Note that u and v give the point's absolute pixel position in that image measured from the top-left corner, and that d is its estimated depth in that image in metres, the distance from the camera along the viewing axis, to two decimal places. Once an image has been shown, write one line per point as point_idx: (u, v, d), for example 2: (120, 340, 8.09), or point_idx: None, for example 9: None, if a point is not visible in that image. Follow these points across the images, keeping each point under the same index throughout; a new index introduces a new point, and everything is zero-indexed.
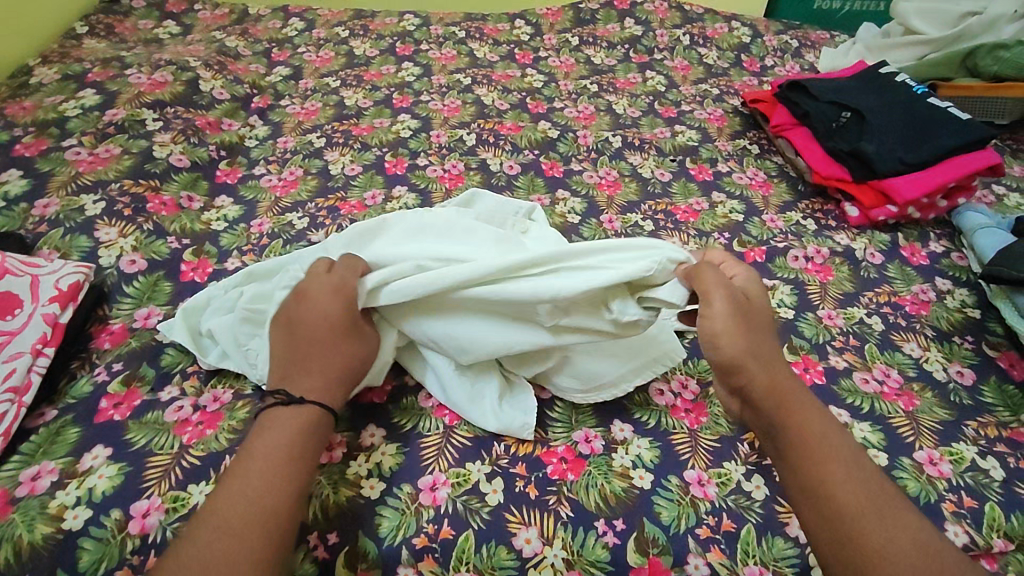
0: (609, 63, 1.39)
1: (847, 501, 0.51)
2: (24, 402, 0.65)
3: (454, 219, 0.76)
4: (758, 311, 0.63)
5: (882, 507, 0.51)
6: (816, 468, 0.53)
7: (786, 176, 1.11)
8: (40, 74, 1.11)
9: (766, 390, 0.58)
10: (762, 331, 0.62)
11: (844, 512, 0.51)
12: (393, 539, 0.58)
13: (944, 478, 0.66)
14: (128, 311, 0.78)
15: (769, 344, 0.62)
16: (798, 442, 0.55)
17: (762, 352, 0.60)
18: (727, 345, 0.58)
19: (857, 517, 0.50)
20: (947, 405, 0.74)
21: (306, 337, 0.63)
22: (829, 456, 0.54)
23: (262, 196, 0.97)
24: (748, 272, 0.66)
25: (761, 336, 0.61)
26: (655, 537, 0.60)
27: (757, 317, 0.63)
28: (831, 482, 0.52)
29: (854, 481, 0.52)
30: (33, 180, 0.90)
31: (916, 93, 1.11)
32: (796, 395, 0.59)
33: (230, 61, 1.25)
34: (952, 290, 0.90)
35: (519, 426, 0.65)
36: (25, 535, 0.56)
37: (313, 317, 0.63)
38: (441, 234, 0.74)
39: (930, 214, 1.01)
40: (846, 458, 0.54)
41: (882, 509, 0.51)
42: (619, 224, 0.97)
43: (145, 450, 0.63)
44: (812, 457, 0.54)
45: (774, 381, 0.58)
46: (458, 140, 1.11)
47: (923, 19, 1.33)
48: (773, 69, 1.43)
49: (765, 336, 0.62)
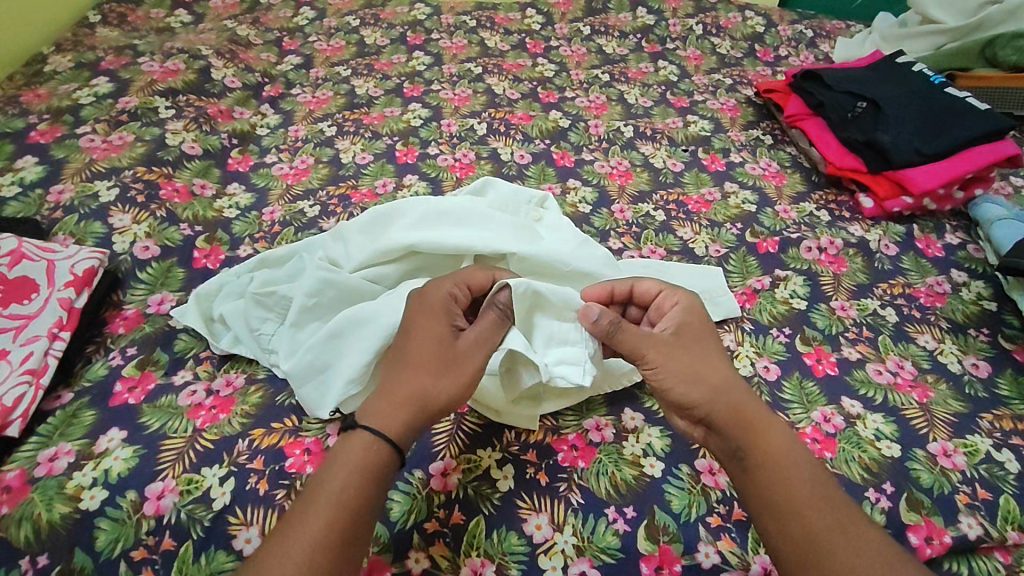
0: (621, 52, 1.38)
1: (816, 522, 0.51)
2: (41, 384, 0.66)
3: (468, 206, 0.76)
4: (695, 328, 0.61)
5: (848, 526, 0.51)
6: (784, 490, 0.53)
7: (800, 167, 1.10)
8: (54, 62, 1.12)
9: (734, 413, 0.56)
10: (715, 349, 0.61)
11: (813, 532, 0.51)
12: (404, 523, 0.59)
13: (958, 470, 0.66)
14: (142, 297, 0.78)
15: (727, 361, 0.60)
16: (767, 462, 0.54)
17: (720, 376, 0.58)
18: (680, 389, 0.57)
19: (825, 537, 0.50)
20: (961, 397, 0.74)
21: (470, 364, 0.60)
22: (794, 473, 0.54)
23: (273, 183, 0.98)
24: (688, 302, 0.63)
25: (715, 358, 0.60)
26: (665, 525, 0.60)
27: (700, 349, 0.60)
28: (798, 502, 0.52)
29: (818, 498, 0.52)
30: (48, 167, 0.90)
31: (933, 83, 1.09)
32: (759, 411, 0.57)
33: (242, 50, 1.25)
34: (968, 282, 0.90)
35: (526, 419, 0.65)
36: (45, 514, 0.57)
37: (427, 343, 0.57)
38: (457, 221, 0.74)
39: (945, 205, 1.00)
40: (810, 472, 0.54)
41: (849, 518, 0.51)
42: (630, 214, 0.96)
43: (159, 433, 0.64)
44: (779, 476, 0.54)
45: (736, 403, 0.57)
46: (469, 130, 1.11)
47: (942, 10, 1.30)
48: (787, 59, 1.41)
49: (720, 353, 0.61)
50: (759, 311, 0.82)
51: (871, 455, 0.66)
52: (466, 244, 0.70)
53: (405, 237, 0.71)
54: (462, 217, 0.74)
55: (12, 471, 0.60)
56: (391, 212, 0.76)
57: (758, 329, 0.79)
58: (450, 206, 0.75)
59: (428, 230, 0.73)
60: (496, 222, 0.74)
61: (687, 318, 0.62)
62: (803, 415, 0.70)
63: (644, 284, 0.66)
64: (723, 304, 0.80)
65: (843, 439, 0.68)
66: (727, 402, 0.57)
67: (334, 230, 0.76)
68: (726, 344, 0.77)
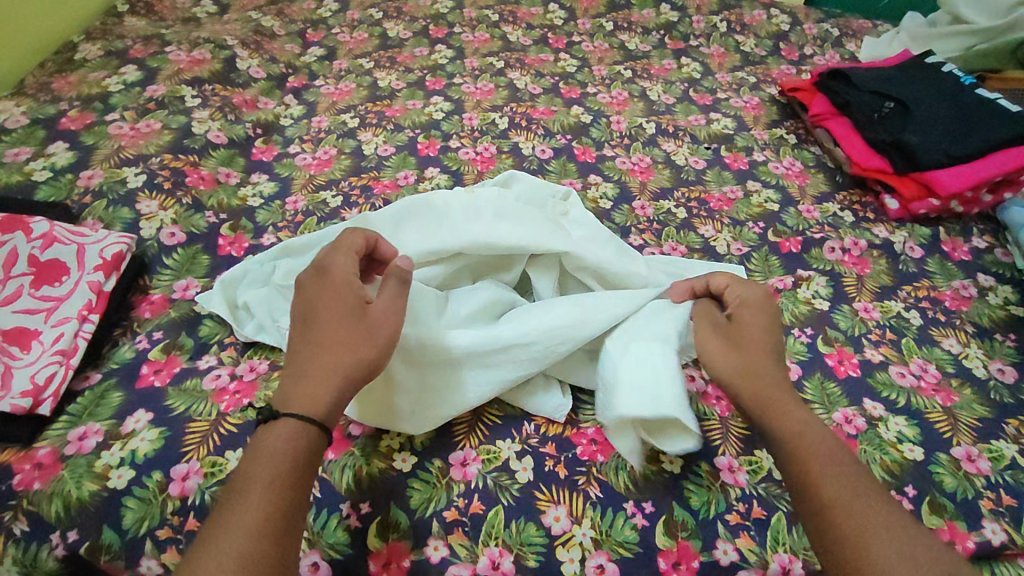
0: (644, 49, 1.37)
1: (833, 495, 0.49)
2: (71, 364, 0.67)
3: (497, 200, 0.76)
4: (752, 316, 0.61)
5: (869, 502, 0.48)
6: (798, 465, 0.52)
7: (824, 167, 1.08)
8: (84, 50, 1.14)
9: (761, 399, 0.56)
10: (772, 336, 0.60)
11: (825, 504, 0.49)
12: (424, 511, 0.59)
13: (982, 476, 0.65)
14: (168, 282, 0.79)
15: (778, 351, 0.60)
16: (790, 447, 0.53)
17: (751, 361, 0.58)
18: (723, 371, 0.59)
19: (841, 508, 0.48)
20: (985, 402, 0.73)
21: (322, 341, 0.55)
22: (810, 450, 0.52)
23: (296, 173, 0.98)
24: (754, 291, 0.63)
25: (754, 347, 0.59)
26: (684, 521, 0.60)
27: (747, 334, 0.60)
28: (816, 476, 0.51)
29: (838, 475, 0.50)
30: (78, 153, 0.92)
31: (963, 83, 1.07)
32: (786, 394, 0.57)
33: (266, 41, 1.26)
34: (995, 286, 0.88)
35: (552, 409, 0.66)
36: (74, 491, 0.59)
37: (296, 315, 0.58)
38: (488, 216, 0.74)
39: (973, 209, 0.99)
40: (839, 457, 0.52)
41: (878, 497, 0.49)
42: (651, 211, 0.96)
43: (184, 415, 0.65)
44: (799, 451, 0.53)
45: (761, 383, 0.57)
46: (491, 123, 1.11)
47: (973, 8, 1.28)
48: (812, 58, 1.39)
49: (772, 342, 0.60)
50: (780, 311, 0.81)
51: (893, 458, 0.66)
52: (503, 242, 0.71)
53: (443, 236, 0.71)
54: (492, 211, 0.75)
55: (42, 448, 0.62)
56: (420, 203, 0.76)
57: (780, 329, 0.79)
58: (480, 202, 0.76)
59: (459, 224, 0.73)
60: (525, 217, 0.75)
61: (743, 304, 0.62)
62: (825, 416, 0.70)
63: (716, 279, 0.66)
64: None
65: (864, 441, 0.67)
66: (747, 376, 0.58)
67: (359, 217, 0.76)
68: None
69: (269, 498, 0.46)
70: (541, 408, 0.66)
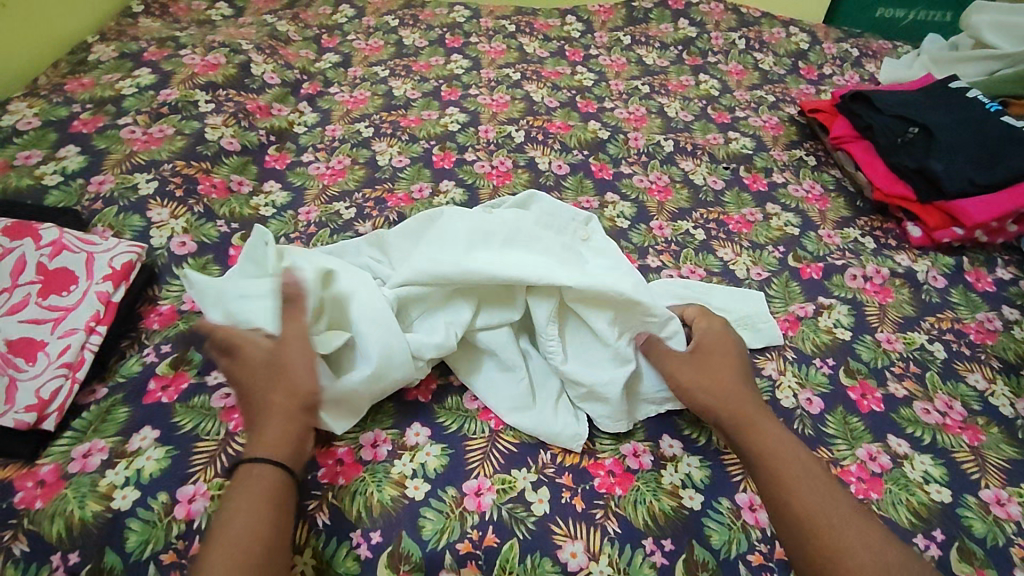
0: (661, 64, 1.36)
1: (810, 507, 0.54)
2: (77, 377, 0.65)
3: (517, 226, 0.73)
4: (715, 347, 0.67)
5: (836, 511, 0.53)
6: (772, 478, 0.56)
7: (844, 190, 1.07)
8: (98, 51, 1.12)
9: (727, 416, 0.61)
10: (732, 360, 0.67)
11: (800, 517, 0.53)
12: (437, 543, 0.57)
13: (1012, 521, 0.63)
14: (178, 294, 0.78)
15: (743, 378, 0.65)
16: (760, 458, 0.58)
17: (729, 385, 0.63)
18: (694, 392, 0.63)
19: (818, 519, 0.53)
20: (1014, 443, 0.71)
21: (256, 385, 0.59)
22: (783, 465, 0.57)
23: (310, 183, 0.97)
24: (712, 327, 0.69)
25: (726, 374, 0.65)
26: (705, 561, 0.58)
27: (714, 359, 0.66)
28: (788, 489, 0.55)
29: (805, 487, 0.55)
30: (89, 157, 0.90)
31: (989, 110, 1.05)
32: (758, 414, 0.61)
33: (281, 46, 1.25)
34: (1020, 320, 0.86)
35: (569, 437, 0.64)
36: (76, 511, 0.57)
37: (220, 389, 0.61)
38: (507, 239, 0.71)
39: (998, 238, 0.97)
40: (807, 465, 0.57)
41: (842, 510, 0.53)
42: (669, 231, 0.94)
43: (191, 434, 0.63)
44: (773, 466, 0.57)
45: (734, 406, 0.62)
46: (507, 137, 1.10)
47: (997, 34, 1.26)
48: (831, 77, 1.38)
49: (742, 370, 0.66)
50: (801, 340, 0.80)
51: (920, 499, 0.64)
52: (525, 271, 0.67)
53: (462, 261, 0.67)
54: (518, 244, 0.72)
55: (46, 465, 0.60)
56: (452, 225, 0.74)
57: (801, 359, 0.77)
58: (497, 225, 0.72)
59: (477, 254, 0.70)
60: (545, 247, 0.72)
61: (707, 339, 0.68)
62: (848, 452, 0.68)
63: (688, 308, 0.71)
64: (765, 331, 0.78)
65: (890, 480, 0.65)
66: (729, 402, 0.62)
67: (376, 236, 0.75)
68: (768, 373, 0.75)
69: (256, 530, 0.50)
70: (562, 444, 0.64)
